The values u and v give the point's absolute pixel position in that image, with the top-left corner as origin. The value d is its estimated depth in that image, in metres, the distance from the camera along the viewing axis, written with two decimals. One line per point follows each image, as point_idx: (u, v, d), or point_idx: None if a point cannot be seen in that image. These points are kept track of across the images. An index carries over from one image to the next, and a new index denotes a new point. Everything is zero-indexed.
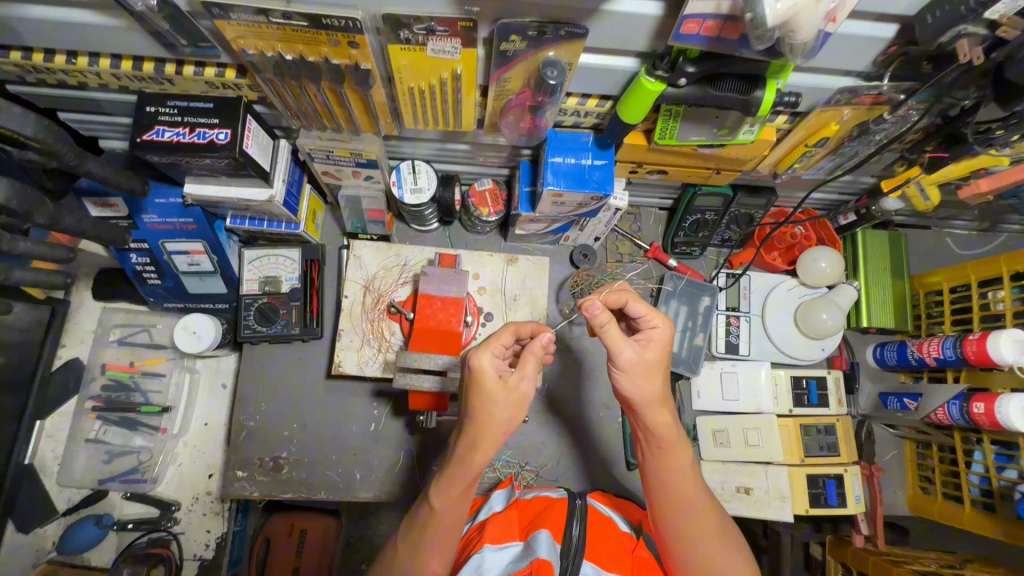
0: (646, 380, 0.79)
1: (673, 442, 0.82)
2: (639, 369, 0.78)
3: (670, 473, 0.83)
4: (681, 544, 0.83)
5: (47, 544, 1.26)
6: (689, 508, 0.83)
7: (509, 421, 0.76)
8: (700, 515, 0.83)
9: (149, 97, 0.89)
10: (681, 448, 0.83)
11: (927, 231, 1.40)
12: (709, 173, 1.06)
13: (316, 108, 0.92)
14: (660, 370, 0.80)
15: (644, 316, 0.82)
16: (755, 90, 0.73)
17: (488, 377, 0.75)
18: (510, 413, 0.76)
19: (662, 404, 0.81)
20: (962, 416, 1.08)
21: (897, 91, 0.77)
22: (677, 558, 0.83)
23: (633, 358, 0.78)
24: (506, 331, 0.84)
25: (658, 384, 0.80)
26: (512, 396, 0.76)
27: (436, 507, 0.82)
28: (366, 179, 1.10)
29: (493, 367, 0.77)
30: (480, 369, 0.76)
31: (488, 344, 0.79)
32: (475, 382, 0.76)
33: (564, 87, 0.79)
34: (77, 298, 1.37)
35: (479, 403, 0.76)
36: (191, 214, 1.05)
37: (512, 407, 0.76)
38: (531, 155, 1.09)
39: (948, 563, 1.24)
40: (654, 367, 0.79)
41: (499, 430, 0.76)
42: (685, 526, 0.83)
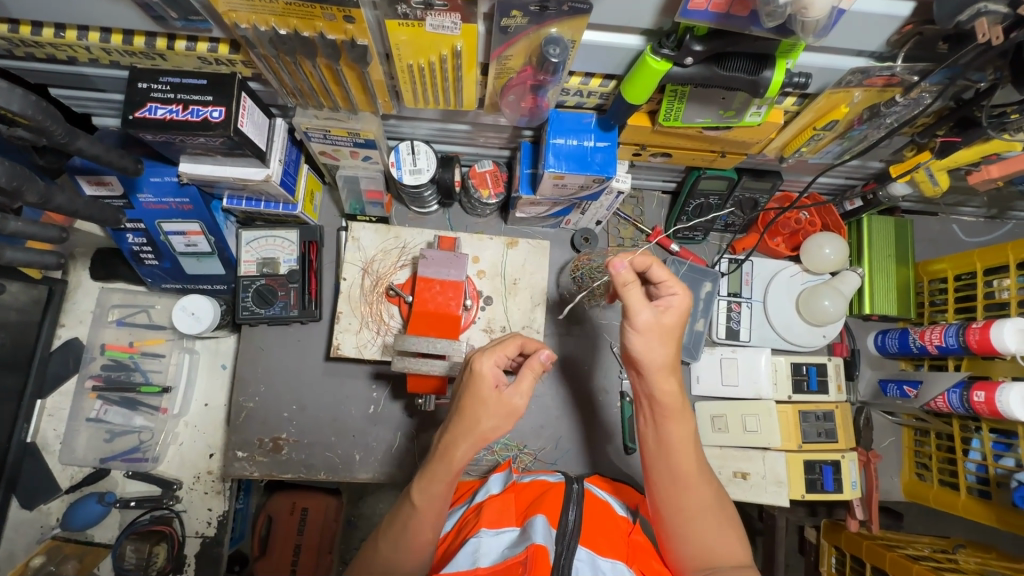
0: (659, 345, 0.79)
1: (677, 411, 0.82)
2: (653, 334, 0.79)
3: (672, 442, 0.83)
4: (678, 516, 0.83)
5: (51, 520, 1.28)
6: (688, 480, 0.83)
7: (497, 430, 0.81)
8: (698, 488, 0.83)
9: (140, 73, 0.87)
10: (683, 418, 0.83)
11: (934, 217, 1.38)
12: (714, 156, 1.04)
13: (312, 85, 0.89)
14: (676, 336, 0.80)
15: (664, 282, 0.82)
16: (764, 70, 0.71)
17: (486, 383, 0.80)
18: (499, 421, 0.80)
19: (669, 372, 0.81)
20: (962, 405, 1.08)
21: (910, 73, 0.74)
22: (675, 533, 0.84)
23: (650, 321, 0.79)
24: (512, 342, 0.86)
25: (670, 350, 0.80)
26: (504, 405, 0.80)
27: (420, 504, 0.83)
28: (365, 159, 1.08)
29: (493, 375, 0.82)
30: (480, 373, 0.81)
31: (492, 351, 0.84)
32: (473, 385, 0.81)
33: (566, 65, 0.77)
34: (75, 278, 1.37)
35: (472, 405, 0.80)
36: (187, 193, 1.04)
37: (502, 418, 0.81)
38: (533, 136, 1.07)
39: (941, 548, 1.26)
40: (670, 333, 0.80)
41: (486, 435, 0.81)
42: (682, 499, 0.83)
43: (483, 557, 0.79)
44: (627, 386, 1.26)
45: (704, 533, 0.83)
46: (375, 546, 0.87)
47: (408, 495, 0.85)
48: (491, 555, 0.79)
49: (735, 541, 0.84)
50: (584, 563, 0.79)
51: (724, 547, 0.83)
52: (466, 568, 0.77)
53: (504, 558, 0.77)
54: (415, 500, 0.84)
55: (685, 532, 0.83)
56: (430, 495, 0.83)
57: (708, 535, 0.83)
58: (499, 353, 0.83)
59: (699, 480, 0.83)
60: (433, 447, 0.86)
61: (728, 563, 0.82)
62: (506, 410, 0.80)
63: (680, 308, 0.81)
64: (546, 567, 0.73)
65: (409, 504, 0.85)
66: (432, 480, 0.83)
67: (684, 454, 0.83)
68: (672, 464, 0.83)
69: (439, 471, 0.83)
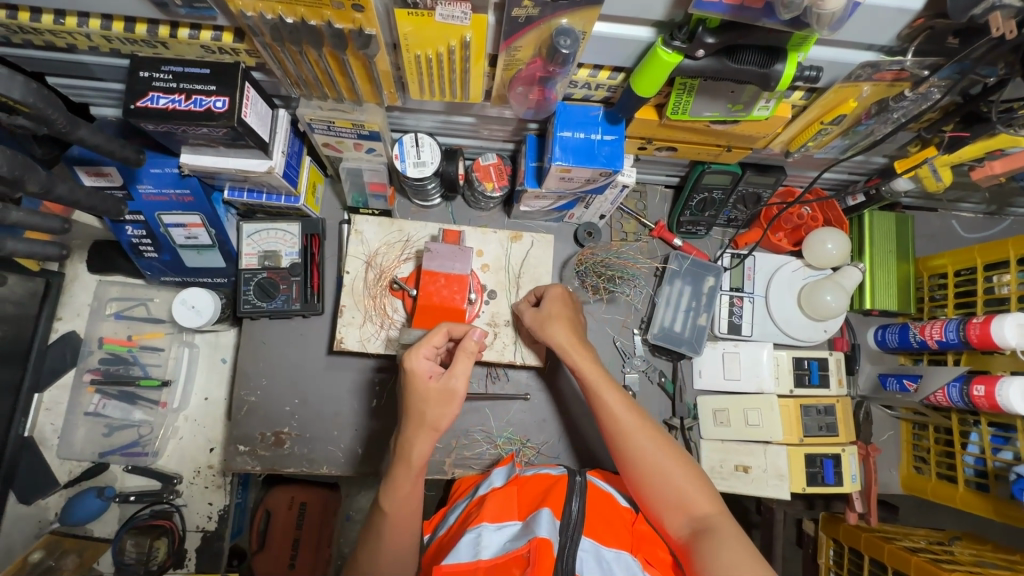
0: (554, 331, 1.01)
1: (589, 374, 0.96)
2: (540, 325, 1.03)
3: (600, 401, 0.94)
4: (631, 467, 0.89)
5: (49, 514, 1.27)
6: (631, 431, 0.90)
7: (445, 417, 0.87)
8: (641, 436, 0.89)
9: (142, 61, 0.86)
10: (599, 378, 0.95)
11: (934, 213, 1.39)
12: (719, 151, 1.04)
13: (317, 75, 0.88)
14: (561, 318, 1.03)
15: (549, 293, 1.08)
16: (775, 63, 0.71)
17: (419, 378, 0.86)
18: (443, 409, 0.87)
19: (562, 340, 1.00)
20: (961, 399, 1.09)
21: (921, 67, 0.74)
22: (638, 484, 0.88)
23: (535, 318, 1.04)
24: (438, 332, 0.90)
25: (565, 329, 1.01)
26: (444, 394, 0.87)
27: (388, 509, 0.88)
28: (368, 151, 1.07)
29: (425, 369, 0.87)
30: (414, 371, 0.86)
31: (421, 346, 0.88)
32: (411, 382, 0.87)
33: (577, 57, 0.76)
34: (72, 271, 1.34)
35: (416, 400, 0.87)
36: (188, 184, 1.02)
37: (445, 405, 0.87)
38: (538, 129, 1.07)
39: (937, 540, 1.28)
40: (550, 317, 1.03)
41: (436, 426, 0.87)
42: (634, 453, 0.88)
43: (484, 549, 0.78)
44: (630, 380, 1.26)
45: (660, 477, 0.86)
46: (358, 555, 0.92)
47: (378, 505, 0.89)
48: (493, 548, 0.79)
49: (696, 480, 0.86)
50: (588, 554, 0.79)
51: (687, 487, 0.85)
52: (466, 560, 0.77)
53: (506, 551, 0.77)
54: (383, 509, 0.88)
55: (647, 483, 0.86)
56: (398, 500, 0.88)
57: (662, 477, 0.86)
58: (427, 347, 0.88)
59: (642, 430, 0.90)
60: (395, 449, 0.92)
61: (697, 505, 0.83)
62: (446, 396, 0.87)
63: (556, 298, 1.06)
64: (549, 559, 0.73)
65: (379, 512, 0.89)
66: (395, 485, 0.89)
67: (613, 407, 0.93)
68: (616, 422, 0.91)
69: (400, 475, 0.88)
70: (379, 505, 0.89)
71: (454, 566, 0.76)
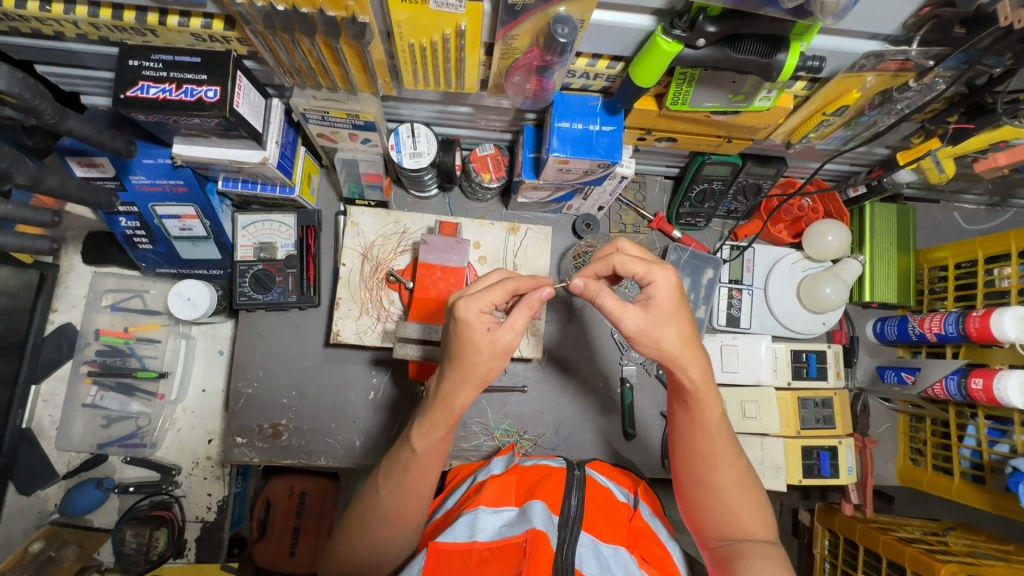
0: (661, 335, 0.74)
1: (702, 394, 0.78)
2: (651, 329, 0.73)
3: (694, 421, 0.80)
4: (699, 490, 0.81)
5: (49, 505, 1.27)
6: (712, 458, 0.80)
7: (494, 371, 0.75)
8: (727, 466, 0.80)
9: (130, 50, 0.84)
10: (710, 400, 0.79)
11: (936, 204, 1.37)
12: (719, 141, 1.03)
13: (310, 64, 0.86)
14: (677, 321, 0.74)
15: (642, 270, 0.75)
16: (778, 53, 0.70)
17: (474, 331, 0.72)
18: (494, 366, 0.74)
19: (693, 357, 0.76)
20: (959, 392, 1.09)
21: (926, 57, 0.73)
22: (695, 502, 0.81)
23: (641, 323, 0.73)
24: (501, 287, 0.75)
25: (684, 337, 0.74)
26: (499, 347, 0.73)
27: (420, 449, 0.79)
28: (363, 142, 1.06)
29: (482, 322, 0.73)
30: (467, 324, 0.72)
31: (478, 296, 0.73)
32: (461, 334, 0.73)
33: (574, 46, 0.75)
34: (67, 262, 1.34)
35: (464, 354, 0.73)
36: (181, 175, 1.01)
37: (497, 359, 0.75)
38: (536, 120, 1.05)
39: (932, 530, 1.29)
40: (674, 321, 0.74)
41: (485, 377, 0.76)
42: (704, 476, 0.80)
43: (480, 531, 0.78)
44: (627, 372, 1.26)
45: (727, 505, 0.79)
46: (375, 491, 0.83)
47: (410, 441, 0.80)
48: (489, 531, 0.78)
49: (763, 518, 0.79)
50: (586, 548, 0.79)
51: (752, 523, 0.79)
52: (463, 540, 0.77)
53: (501, 536, 0.77)
54: (410, 460, 0.80)
55: (711, 509, 0.80)
56: (429, 442, 0.79)
57: (731, 507, 0.79)
58: (485, 299, 0.73)
59: (726, 458, 0.80)
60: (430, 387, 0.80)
61: (752, 539, 0.78)
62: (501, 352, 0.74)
63: (671, 294, 0.74)
64: (546, 550, 0.72)
65: (409, 449, 0.81)
66: (432, 426, 0.79)
67: (707, 430, 0.80)
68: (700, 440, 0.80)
69: (437, 417, 0.78)
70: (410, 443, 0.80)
71: (448, 542, 0.77)
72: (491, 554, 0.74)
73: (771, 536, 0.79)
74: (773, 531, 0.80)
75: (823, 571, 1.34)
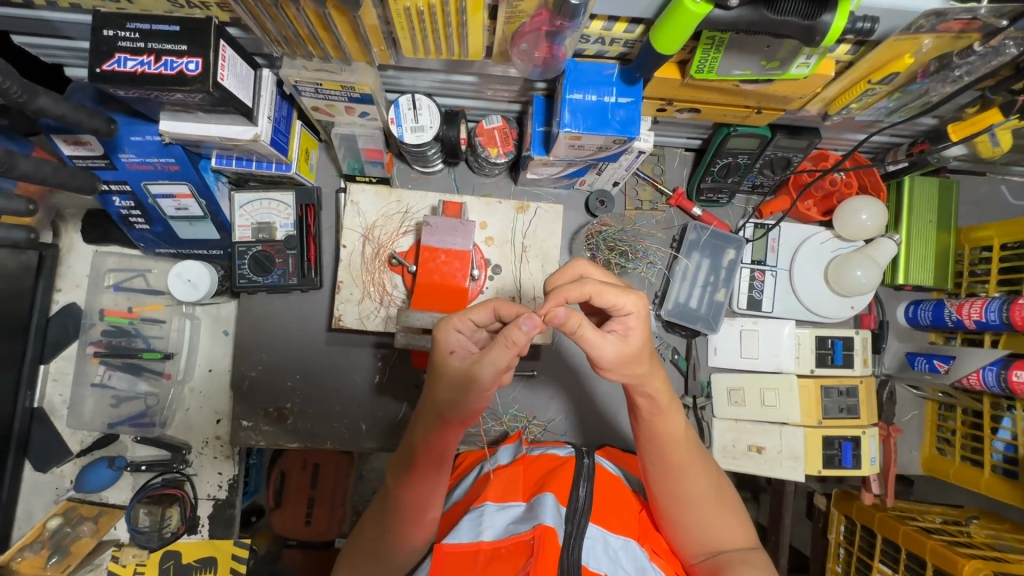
0: (634, 368, 0.71)
1: (667, 408, 0.76)
2: (622, 367, 0.70)
3: (663, 437, 0.78)
4: (674, 505, 0.80)
5: (65, 482, 1.28)
6: (684, 471, 0.79)
7: (456, 404, 0.74)
8: (698, 478, 0.80)
9: (105, 18, 0.77)
10: (675, 412, 0.78)
11: (981, 177, 1.26)
12: (748, 112, 0.94)
13: (299, 33, 0.79)
14: (649, 353, 0.72)
15: (615, 303, 0.70)
16: (823, 13, 0.61)
17: (441, 350, 0.74)
18: (459, 395, 0.73)
19: (654, 380, 0.74)
20: (997, 383, 1.03)
21: (997, 16, 0.66)
22: (671, 517, 0.81)
23: (617, 356, 0.69)
24: (482, 307, 0.74)
25: (648, 364, 0.72)
26: (460, 375, 0.73)
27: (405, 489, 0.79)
28: (362, 115, 0.99)
29: (453, 344, 0.75)
30: (438, 343, 0.74)
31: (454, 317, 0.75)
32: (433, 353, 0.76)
33: (587, 8, 0.67)
34: (67, 242, 1.31)
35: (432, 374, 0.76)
36: (172, 153, 0.95)
37: (460, 392, 0.73)
38: (546, 90, 0.97)
39: (953, 518, 1.25)
40: (641, 353, 0.71)
41: (444, 411, 0.75)
42: (678, 490, 0.80)
43: (485, 530, 0.75)
44: None
45: (705, 516, 0.80)
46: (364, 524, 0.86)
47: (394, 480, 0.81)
48: (495, 529, 0.75)
49: (740, 524, 0.82)
50: (596, 542, 0.75)
51: (731, 530, 0.81)
52: (468, 541, 0.73)
53: (508, 534, 0.73)
54: (393, 489, 0.81)
55: (690, 523, 0.80)
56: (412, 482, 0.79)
57: (709, 516, 0.80)
58: (460, 320, 0.74)
59: (698, 469, 0.80)
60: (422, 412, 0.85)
61: (731, 545, 0.80)
62: (466, 382, 0.72)
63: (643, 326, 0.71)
64: (554, 548, 0.68)
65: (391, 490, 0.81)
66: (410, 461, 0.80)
67: (675, 447, 0.78)
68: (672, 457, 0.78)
69: (414, 454, 0.79)
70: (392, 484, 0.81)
71: (454, 543, 0.74)
72: (499, 554, 0.70)
73: (747, 535, 0.82)
74: (749, 531, 0.83)
75: (837, 557, 1.31)
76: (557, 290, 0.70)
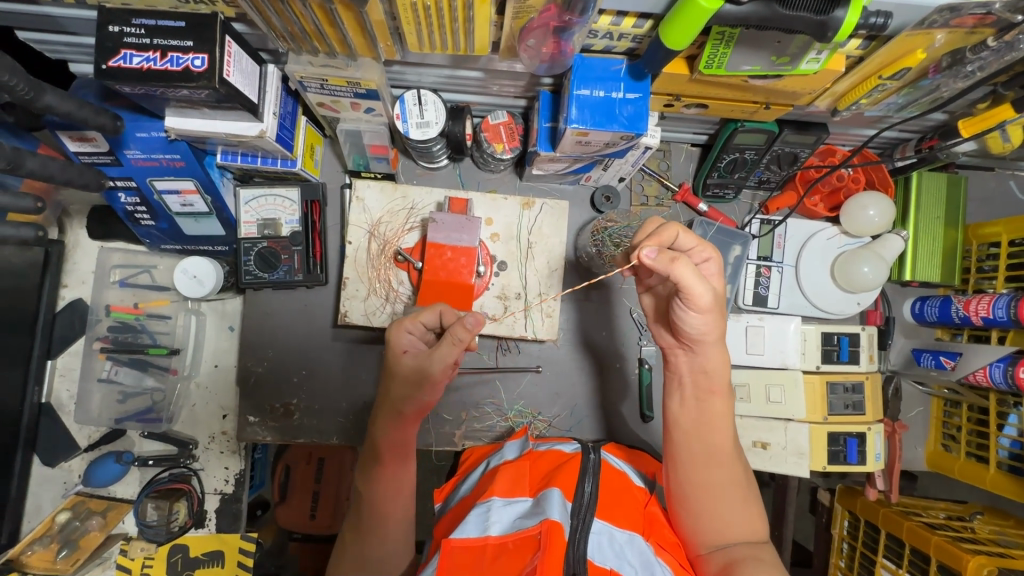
0: (716, 318, 0.79)
1: (717, 389, 0.84)
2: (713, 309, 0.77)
3: (706, 418, 0.84)
4: (700, 490, 0.83)
5: (74, 476, 1.29)
6: (715, 457, 0.83)
7: (412, 400, 0.85)
8: (728, 465, 0.83)
9: (109, 14, 0.76)
10: (722, 398, 0.84)
11: (990, 172, 1.25)
12: (756, 108, 0.93)
13: (304, 29, 0.79)
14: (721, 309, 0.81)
15: (695, 248, 0.80)
16: (836, 8, 0.60)
17: (395, 350, 0.86)
18: (414, 390, 0.85)
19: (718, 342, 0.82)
20: (1004, 380, 1.03)
21: (1010, 11, 0.65)
22: (694, 502, 0.82)
23: (711, 298, 0.76)
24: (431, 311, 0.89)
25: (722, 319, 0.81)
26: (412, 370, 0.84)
27: (373, 493, 0.86)
28: (367, 111, 0.98)
29: (404, 344, 0.86)
30: (393, 344, 0.86)
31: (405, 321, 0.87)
32: (388, 353, 0.86)
33: (596, 3, 0.66)
34: (73, 237, 1.31)
35: (387, 374, 0.87)
36: (177, 149, 0.94)
37: (414, 388, 0.85)
38: (553, 85, 0.96)
39: (957, 514, 1.25)
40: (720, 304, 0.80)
41: (403, 407, 0.86)
42: (708, 473, 0.83)
43: (493, 525, 0.75)
44: (646, 353, 1.21)
45: (726, 504, 0.82)
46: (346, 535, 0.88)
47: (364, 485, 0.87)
48: (502, 524, 0.75)
49: (753, 521, 0.82)
50: (601, 536, 0.75)
51: (747, 524, 0.82)
52: (475, 535, 0.74)
53: (515, 529, 0.73)
54: (369, 498, 0.86)
55: (709, 507, 0.81)
56: (381, 482, 0.86)
57: (731, 505, 0.82)
58: (410, 322, 0.87)
59: (727, 460, 0.84)
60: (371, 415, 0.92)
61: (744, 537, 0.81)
62: (420, 378, 0.84)
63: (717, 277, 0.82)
64: (561, 543, 0.68)
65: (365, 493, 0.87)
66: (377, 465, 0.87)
67: (716, 429, 0.84)
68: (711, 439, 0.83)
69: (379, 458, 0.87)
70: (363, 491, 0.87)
71: (461, 537, 0.74)
72: (506, 550, 0.71)
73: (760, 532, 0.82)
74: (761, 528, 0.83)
75: (840, 551, 1.31)
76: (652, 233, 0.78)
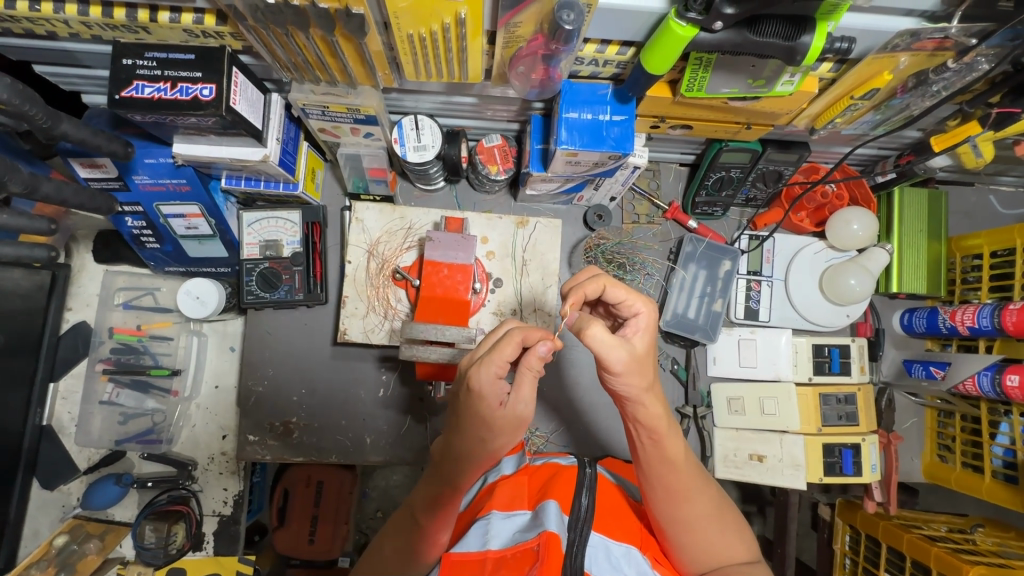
0: (638, 378, 0.70)
1: (667, 430, 0.75)
2: (634, 369, 0.69)
3: (663, 460, 0.77)
4: (678, 527, 0.78)
5: (72, 500, 1.29)
6: (680, 493, 0.78)
7: (510, 445, 0.74)
8: (699, 499, 0.78)
9: (124, 48, 0.81)
10: (673, 435, 0.76)
11: (970, 187, 1.30)
12: (738, 128, 0.97)
13: (307, 59, 0.83)
14: (649, 368, 0.72)
15: (624, 301, 0.74)
16: (802, 35, 0.65)
17: (487, 403, 0.70)
18: (510, 437, 0.73)
19: (654, 394, 0.74)
20: (992, 389, 1.05)
21: (967, 35, 0.70)
22: (671, 536, 0.79)
23: (628, 359, 0.69)
24: (512, 343, 0.70)
25: (651, 375, 0.72)
26: (512, 421, 0.71)
27: (425, 522, 0.78)
28: (366, 136, 1.03)
29: (494, 392, 0.70)
30: (482, 393, 0.70)
31: (490, 359, 0.70)
32: (473, 404, 0.71)
33: (581, 33, 0.71)
34: (79, 261, 1.34)
35: (477, 429, 0.71)
36: (183, 174, 0.98)
37: (514, 433, 0.72)
38: (544, 109, 1.01)
39: (959, 526, 1.24)
40: (646, 361, 0.71)
41: (497, 452, 0.75)
42: (681, 511, 0.78)
43: (493, 539, 0.75)
44: None
45: (703, 539, 0.79)
46: (382, 547, 0.83)
47: (415, 511, 0.79)
48: (501, 538, 0.75)
49: (743, 539, 0.81)
50: (598, 550, 0.75)
51: (732, 551, 0.80)
52: (475, 550, 0.74)
53: (514, 542, 0.73)
54: (419, 520, 0.79)
55: (687, 541, 0.79)
56: (435, 513, 0.78)
57: (708, 538, 0.79)
58: (498, 361, 0.70)
59: (698, 492, 0.79)
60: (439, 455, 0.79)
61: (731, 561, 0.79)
62: (518, 424, 0.72)
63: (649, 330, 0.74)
64: (560, 554, 0.68)
65: (415, 518, 0.79)
66: (441, 496, 0.77)
67: (677, 467, 0.77)
68: (676, 478, 0.77)
69: (450, 495, 0.77)
70: (417, 516, 0.79)
71: (461, 553, 0.75)
72: (504, 562, 0.70)
73: (751, 551, 0.81)
74: (752, 546, 0.82)
75: (843, 567, 1.30)
76: (577, 287, 0.74)
